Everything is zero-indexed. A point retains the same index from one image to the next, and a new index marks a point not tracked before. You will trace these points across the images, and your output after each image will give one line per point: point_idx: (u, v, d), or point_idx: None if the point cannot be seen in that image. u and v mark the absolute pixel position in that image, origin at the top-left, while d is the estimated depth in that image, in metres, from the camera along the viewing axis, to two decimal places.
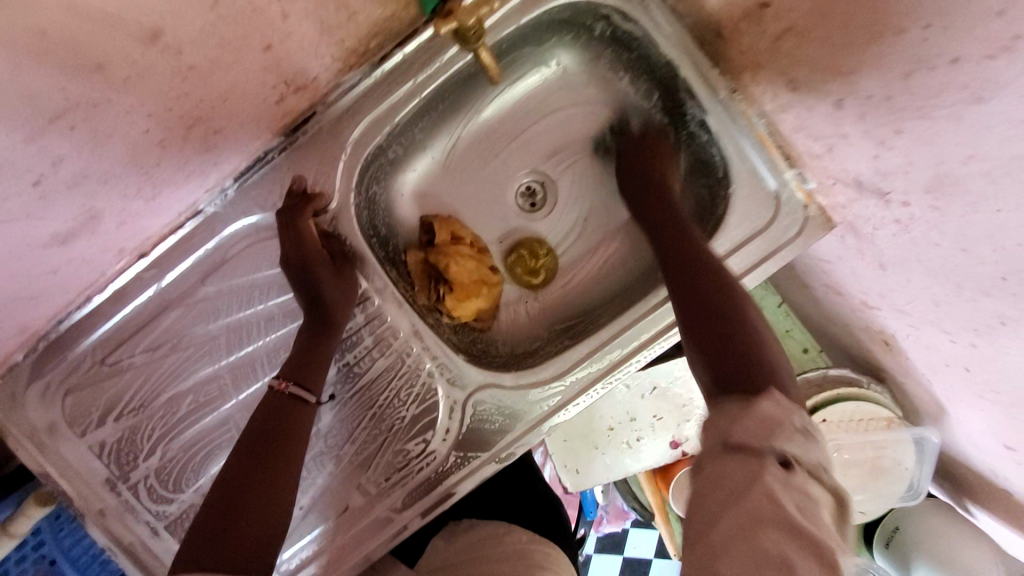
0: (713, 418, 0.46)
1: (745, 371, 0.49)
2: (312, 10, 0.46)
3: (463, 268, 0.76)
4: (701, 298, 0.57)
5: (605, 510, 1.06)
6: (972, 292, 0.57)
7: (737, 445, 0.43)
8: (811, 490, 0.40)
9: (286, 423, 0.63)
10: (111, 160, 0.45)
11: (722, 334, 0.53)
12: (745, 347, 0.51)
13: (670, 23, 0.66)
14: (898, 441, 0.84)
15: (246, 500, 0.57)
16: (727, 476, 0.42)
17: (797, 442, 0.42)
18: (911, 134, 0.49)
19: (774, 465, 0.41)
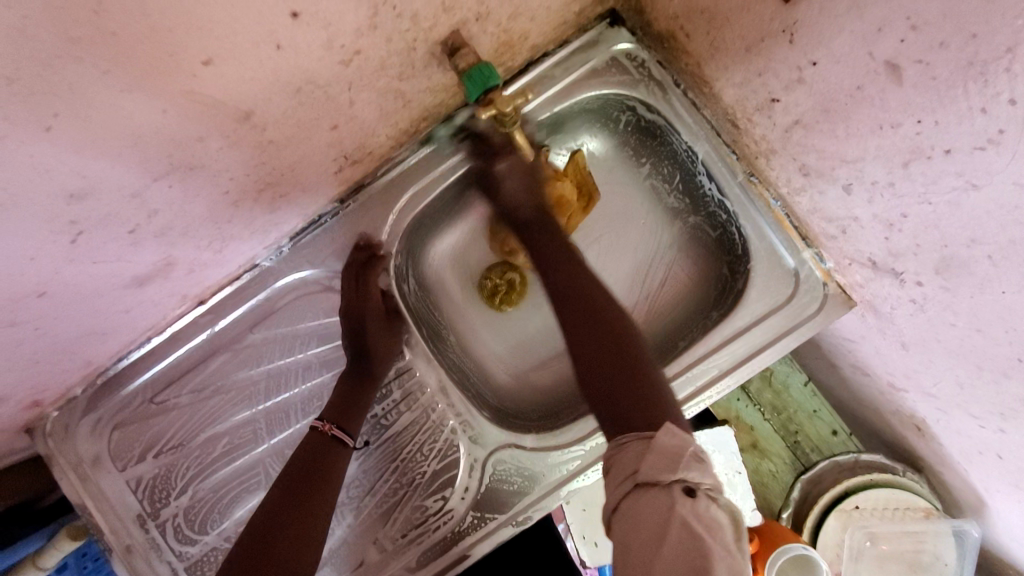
0: (621, 455, 0.49)
1: (638, 410, 0.52)
2: (375, 99, 0.53)
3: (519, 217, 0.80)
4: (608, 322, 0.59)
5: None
6: (993, 374, 0.58)
7: (643, 481, 0.46)
8: (712, 515, 0.45)
9: (325, 465, 0.67)
10: (193, 216, 0.51)
11: (628, 380, 0.54)
12: (636, 388, 0.53)
13: (691, 114, 0.72)
14: (937, 534, 0.80)
15: (279, 543, 0.60)
16: (641, 515, 0.45)
17: (697, 467, 0.46)
18: (916, 219, 0.52)
19: (679, 494, 0.44)
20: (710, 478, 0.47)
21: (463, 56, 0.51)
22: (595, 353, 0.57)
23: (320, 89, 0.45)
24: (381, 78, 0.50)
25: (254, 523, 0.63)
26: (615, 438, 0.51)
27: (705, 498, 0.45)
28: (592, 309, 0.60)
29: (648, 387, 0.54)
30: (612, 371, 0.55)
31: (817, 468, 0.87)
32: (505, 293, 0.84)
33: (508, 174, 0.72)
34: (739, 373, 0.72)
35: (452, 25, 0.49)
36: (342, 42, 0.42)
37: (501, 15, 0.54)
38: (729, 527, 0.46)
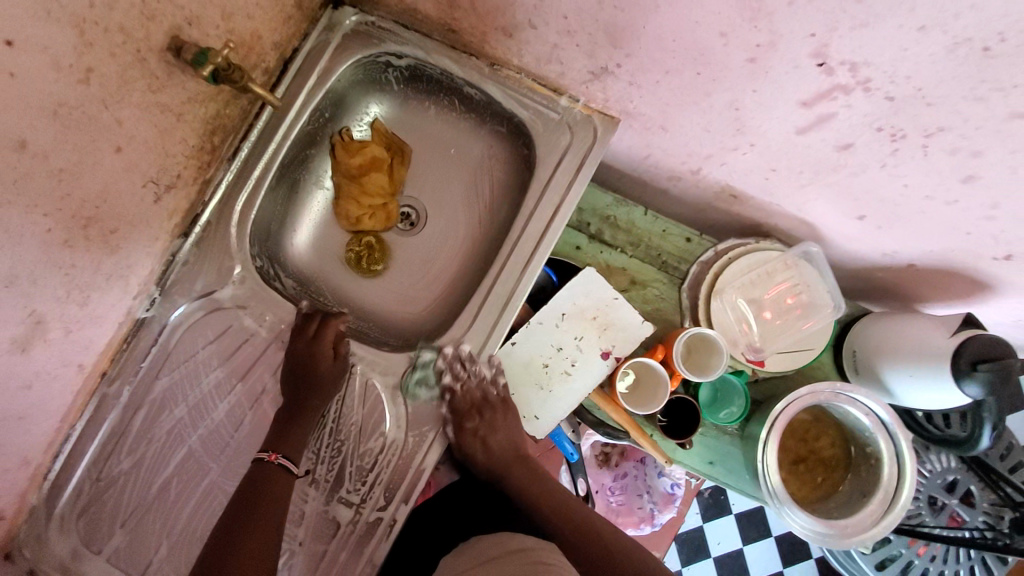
0: None
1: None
2: (141, 115, 0.65)
3: (352, 195, 0.94)
4: (550, 533, 0.82)
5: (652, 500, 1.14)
6: (705, 100, 0.71)
7: None
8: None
9: (269, 488, 0.74)
10: (31, 259, 0.61)
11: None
12: (638, 574, 0.74)
13: (428, 43, 0.87)
14: (794, 266, 0.93)
15: (233, 564, 0.67)
16: None
17: None
18: (571, 13, 0.67)
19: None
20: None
21: (187, 50, 0.64)
22: (541, 525, 0.83)
23: (75, 107, 0.57)
24: (131, 92, 0.63)
25: (208, 559, 0.69)
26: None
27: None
28: (559, 506, 0.84)
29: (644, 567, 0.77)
30: (613, 569, 0.77)
31: (692, 274, 0.97)
32: (370, 257, 0.96)
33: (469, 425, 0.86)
34: (563, 213, 0.85)
35: (167, 32, 0.63)
36: (69, 62, 0.55)
37: (213, 18, 0.68)
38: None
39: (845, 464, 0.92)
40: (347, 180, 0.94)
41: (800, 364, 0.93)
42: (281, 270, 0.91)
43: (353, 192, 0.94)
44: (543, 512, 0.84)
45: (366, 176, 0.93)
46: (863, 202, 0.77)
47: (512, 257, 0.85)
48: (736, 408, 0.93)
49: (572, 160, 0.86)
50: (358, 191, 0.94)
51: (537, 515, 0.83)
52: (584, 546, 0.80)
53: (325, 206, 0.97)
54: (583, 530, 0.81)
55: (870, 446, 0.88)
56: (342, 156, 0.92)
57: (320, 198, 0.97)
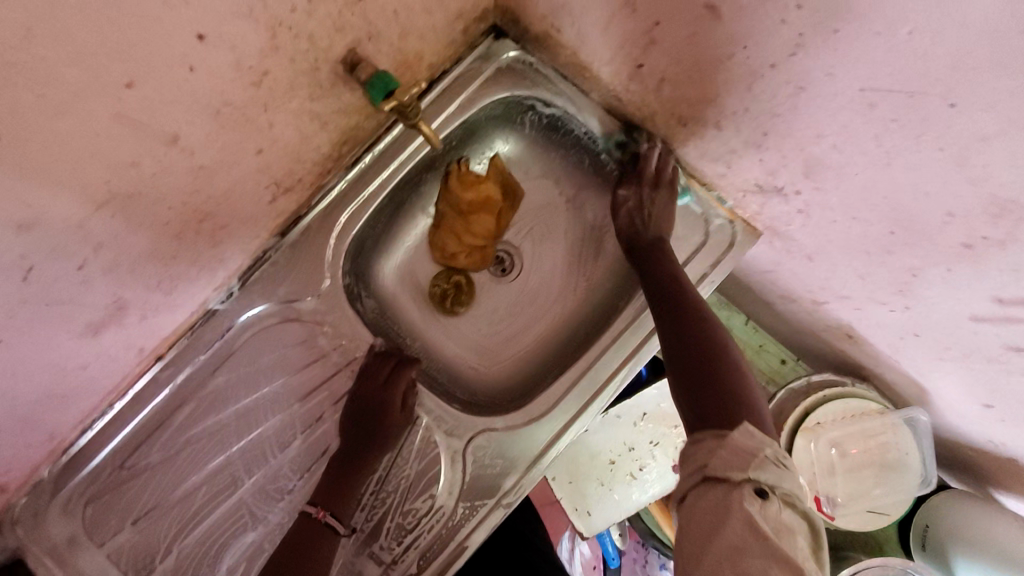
0: (697, 447, 0.56)
1: (718, 408, 0.58)
2: (291, 120, 0.59)
3: (453, 231, 0.87)
4: (693, 328, 0.67)
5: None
6: (879, 255, 0.66)
7: (717, 477, 0.52)
8: (783, 516, 0.49)
9: (313, 549, 0.68)
10: (138, 249, 0.55)
11: (718, 386, 0.60)
12: (708, 368, 0.62)
13: (583, 99, 0.81)
14: (893, 425, 0.86)
15: None
16: (709, 505, 0.51)
17: (770, 470, 0.51)
18: (774, 133, 0.61)
19: (749, 493, 0.50)
20: (785, 483, 0.52)
21: (362, 68, 0.59)
22: (673, 341, 0.66)
23: (236, 108, 0.51)
24: (292, 99, 0.57)
25: None
26: (694, 437, 0.57)
27: (779, 500, 0.50)
28: (675, 312, 0.69)
29: (728, 392, 0.59)
30: (708, 376, 0.61)
31: (777, 400, 0.93)
32: (455, 298, 0.90)
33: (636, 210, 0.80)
34: None
35: (348, 44, 0.57)
36: (250, 63, 0.49)
37: (392, 35, 0.62)
38: (805, 530, 0.50)
39: None
40: (454, 214, 0.87)
41: (875, 524, 0.88)
42: (365, 290, 0.86)
43: (455, 228, 0.87)
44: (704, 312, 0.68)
45: (475, 216, 0.86)
46: (997, 394, 0.71)
47: (612, 349, 0.79)
48: None
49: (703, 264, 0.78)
50: (461, 228, 0.87)
51: (689, 320, 0.67)
52: (695, 352, 0.64)
53: (423, 232, 0.91)
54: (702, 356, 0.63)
55: None
56: (456, 187, 0.84)
57: (420, 224, 0.91)
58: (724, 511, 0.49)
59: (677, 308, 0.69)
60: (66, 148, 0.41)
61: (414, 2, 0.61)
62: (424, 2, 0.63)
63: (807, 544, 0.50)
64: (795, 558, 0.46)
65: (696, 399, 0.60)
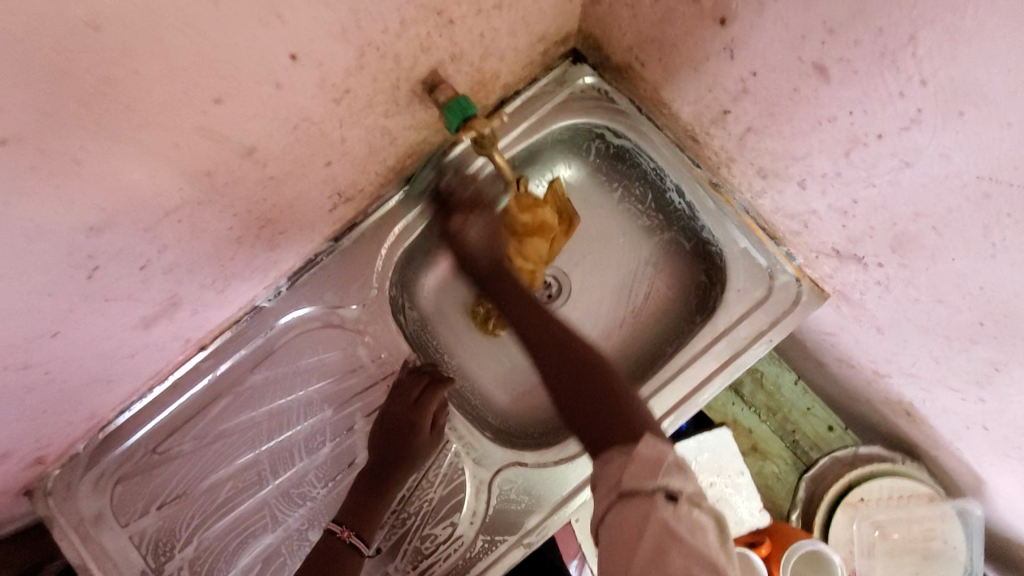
0: (606, 470, 0.55)
1: (622, 426, 0.58)
2: (363, 135, 0.58)
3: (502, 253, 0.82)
4: (578, 342, 0.68)
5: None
6: (963, 342, 0.61)
7: (629, 488, 0.52)
8: (697, 517, 0.50)
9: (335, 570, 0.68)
10: (199, 251, 0.55)
11: (608, 400, 0.61)
12: (596, 377, 0.64)
13: (656, 134, 0.78)
14: (942, 515, 0.82)
15: None
16: (624, 521, 0.50)
17: (676, 473, 0.52)
18: (866, 203, 0.57)
19: (661, 501, 0.50)
20: (692, 483, 0.52)
21: (442, 91, 0.57)
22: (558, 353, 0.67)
23: (313, 124, 0.50)
24: (369, 116, 0.55)
25: None
26: (601, 455, 0.57)
27: (689, 502, 0.50)
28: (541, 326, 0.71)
29: (621, 404, 0.61)
30: (606, 399, 0.61)
31: (818, 467, 0.88)
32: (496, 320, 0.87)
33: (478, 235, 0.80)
34: (726, 374, 0.75)
35: (431, 65, 0.55)
36: (334, 81, 0.47)
37: (474, 57, 0.60)
38: (715, 526, 0.51)
39: None
40: (505, 235, 0.82)
41: None
42: (408, 302, 0.84)
43: (506, 249, 0.82)
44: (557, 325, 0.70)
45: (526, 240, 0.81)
46: None
47: (655, 401, 0.75)
48: None
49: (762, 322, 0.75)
50: (510, 250, 0.82)
51: (534, 347, 0.69)
52: (593, 367, 0.65)
53: (472, 250, 0.89)
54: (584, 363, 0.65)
55: None
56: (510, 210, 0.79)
57: None
58: (642, 526, 0.49)
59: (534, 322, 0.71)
60: (147, 157, 0.40)
61: (502, 25, 0.59)
62: (511, 26, 0.61)
63: (717, 539, 0.50)
64: (709, 556, 0.47)
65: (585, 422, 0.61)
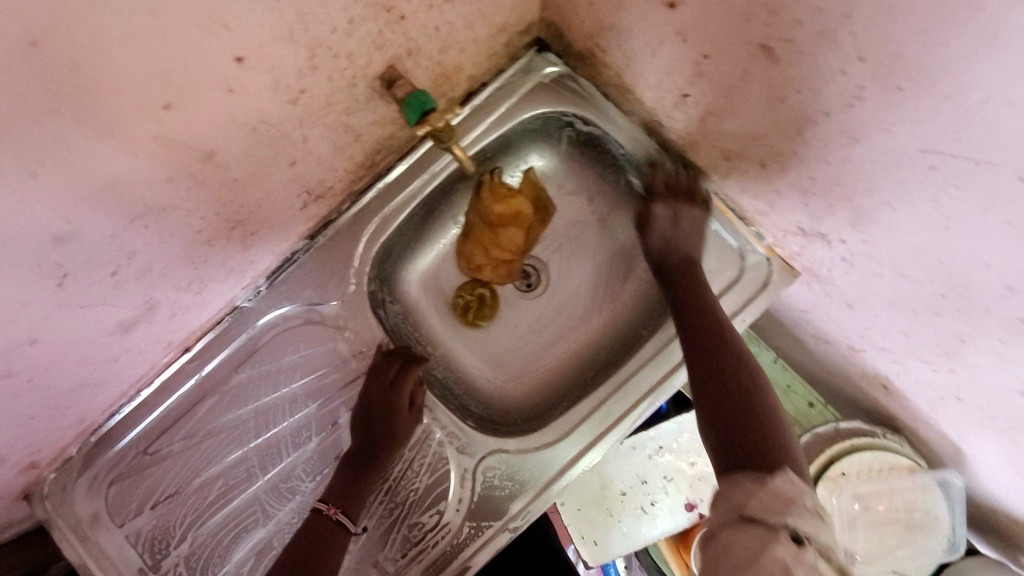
0: (732, 484, 0.54)
1: (752, 447, 0.57)
2: (326, 134, 0.59)
3: (481, 246, 0.86)
4: (694, 335, 0.69)
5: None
6: (927, 315, 0.62)
7: (751, 518, 0.51)
8: (818, 566, 0.48)
9: (323, 547, 0.68)
10: (170, 256, 0.56)
11: (742, 420, 0.59)
12: (739, 393, 0.62)
13: (624, 121, 0.79)
14: (924, 487, 0.82)
15: None
16: (740, 543, 0.49)
17: (806, 521, 0.50)
18: (822, 180, 0.58)
19: (785, 541, 0.48)
20: (821, 534, 0.51)
21: (399, 86, 0.58)
22: (694, 362, 0.67)
23: (271, 125, 0.51)
24: (328, 114, 0.56)
25: None
26: (726, 478, 0.56)
27: (815, 550, 0.49)
28: (718, 341, 0.67)
29: (755, 425, 0.59)
30: (745, 424, 0.59)
31: (801, 442, 0.89)
32: (476, 310, 0.89)
33: (671, 228, 0.76)
34: None
35: (386, 62, 0.56)
36: (287, 82, 0.49)
37: (432, 51, 0.61)
38: None
39: None
40: (483, 227, 0.85)
41: None
42: (389, 296, 0.86)
43: (483, 241, 0.85)
44: (739, 352, 0.66)
45: (502, 229, 0.84)
46: None
47: (630, 383, 0.77)
48: None
49: (733, 301, 0.76)
50: (489, 242, 0.85)
51: (703, 359, 0.66)
52: (727, 360, 0.65)
53: (449, 242, 0.90)
54: (717, 374, 0.64)
55: None
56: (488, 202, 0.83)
57: (447, 233, 0.90)
58: (765, 552, 0.48)
59: (706, 329, 0.69)
60: (101, 166, 0.42)
61: (456, 18, 0.60)
62: (467, 17, 0.62)
63: None
64: None
65: (713, 413, 0.61)
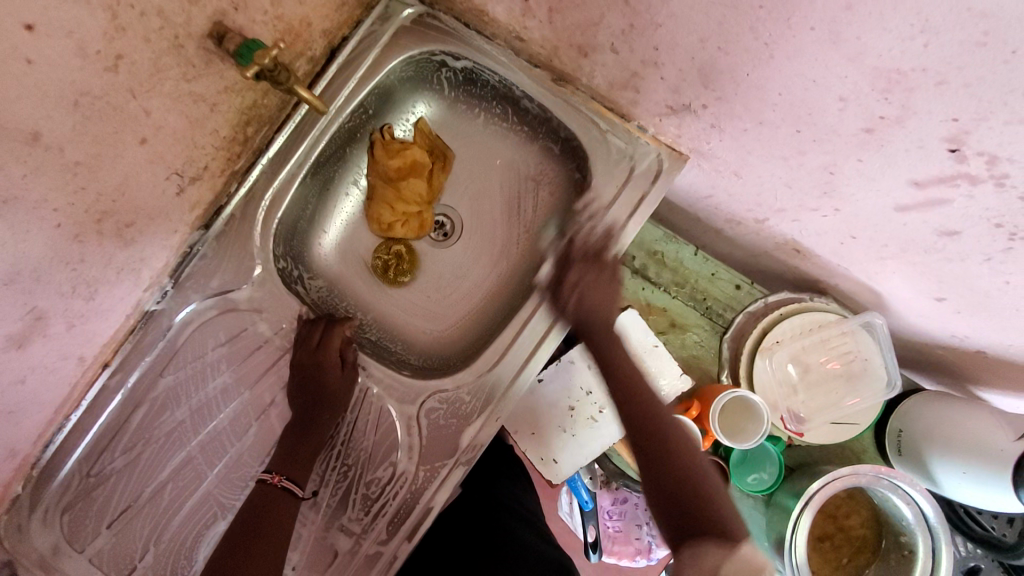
0: (699, 554, 0.59)
1: (704, 524, 0.61)
2: (171, 105, 0.58)
3: (386, 202, 0.86)
4: (654, 440, 0.69)
5: (651, 532, 0.96)
6: (796, 156, 0.63)
7: None
8: None
9: (274, 513, 0.71)
10: (37, 256, 0.55)
11: (694, 510, 0.63)
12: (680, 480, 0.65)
13: (490, 46, 0.79)
14: (847, 333, 0.85)
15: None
16: None
17: None
18: (664, 46, 0.59)
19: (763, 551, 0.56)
20: None
21: (230, 39, 0.57)
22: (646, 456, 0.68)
23: (96, 97, 0.50)
24: (164, 82, 0.56)
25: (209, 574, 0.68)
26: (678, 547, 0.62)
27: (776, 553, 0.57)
28: (645, 435, 0.70)
29: (711, 508, 0.62)
30: (696, 502, 0.63)
31: (736, 325, 0.91)
32: (396, 268, 0.89)
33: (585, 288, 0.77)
34: (611, 255, 0.77)
35: (209, 17, 0.56)
36: (96, 48, 0.48)
37: (262, 3, 0.61)
38: None
39: (872, 546, 0.87)
40: (384, 182, 0.86)
41: (846, 436, 0.87)
42: (304, 273, 0.85)
43: (386, 196, 0.86)
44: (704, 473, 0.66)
45: (400, 181, 0.85)
46: (946, 285, 0.69)
47: (549, 300, 0.78)
48: (767, 475, 0.89)
49: (630, 196, 0.78)
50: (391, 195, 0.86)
51: (654, 441, 0.69)
52: (663, 452, 0.68)
53: (355, 209, 0.90)
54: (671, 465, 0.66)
55: (906, 537, 0.83)
56: (381, 156, 0.84)
57: (351, 199, 0.89)
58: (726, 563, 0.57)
59: (658, 431, 0.69)
60: None
61: None
62: None
63: None
64: None
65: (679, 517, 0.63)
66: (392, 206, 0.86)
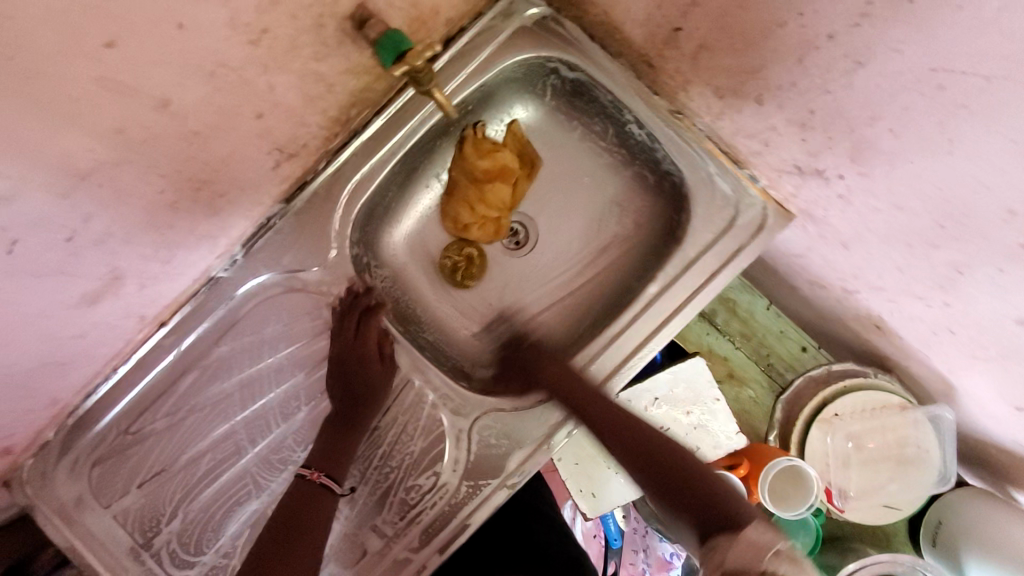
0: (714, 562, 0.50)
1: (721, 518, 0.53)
2: (294, 82, 0.55)
3: (464, 203, 0.82)
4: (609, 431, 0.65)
5: (645, 561, 0.92)
6: (923, 247, 0.60)
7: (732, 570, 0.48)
8: None
9: (310, 511, 0.69)
10: (129, 219, 0.52)
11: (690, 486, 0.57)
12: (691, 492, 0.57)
13: (611, 63, 0.75)
14: (913, 422, 0.83)
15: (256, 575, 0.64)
16: None
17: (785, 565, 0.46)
18: (822, 113, 0.56)
19: None
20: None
21: (370, 25, 0.54)
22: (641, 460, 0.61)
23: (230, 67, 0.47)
24: (295, 59, 0.52)
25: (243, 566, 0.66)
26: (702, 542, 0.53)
27: None
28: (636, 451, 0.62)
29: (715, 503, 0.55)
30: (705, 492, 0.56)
31: (793, 386, 0.90)
32: (463, 271, 0.86)
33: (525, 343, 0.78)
34: (695, 303, 0.75)
35: None
36: (245, 20, 0.45)
37: None
38: None
39: None
40: (467, 181, 0.81)
41: (886, 520, 0.86)
42: (373, 261, 0.82)
43: (465, 196, 0.82)
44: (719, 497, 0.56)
45: (482, 183, 0.81)
46: None
47: (625, 339, 0.75)
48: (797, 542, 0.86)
49: (728, 246, 0.74)
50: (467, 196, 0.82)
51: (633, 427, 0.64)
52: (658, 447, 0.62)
53: (432, 203, 0.86)
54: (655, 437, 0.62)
55: None
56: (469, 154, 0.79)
57: (430, 192, 0.86)
58: (730, 556, 0.49)
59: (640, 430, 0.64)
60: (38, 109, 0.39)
61: None
62: None
63: None
64: None
65: (676, 501, 0.57)
66: (469, 208, 0.82)
